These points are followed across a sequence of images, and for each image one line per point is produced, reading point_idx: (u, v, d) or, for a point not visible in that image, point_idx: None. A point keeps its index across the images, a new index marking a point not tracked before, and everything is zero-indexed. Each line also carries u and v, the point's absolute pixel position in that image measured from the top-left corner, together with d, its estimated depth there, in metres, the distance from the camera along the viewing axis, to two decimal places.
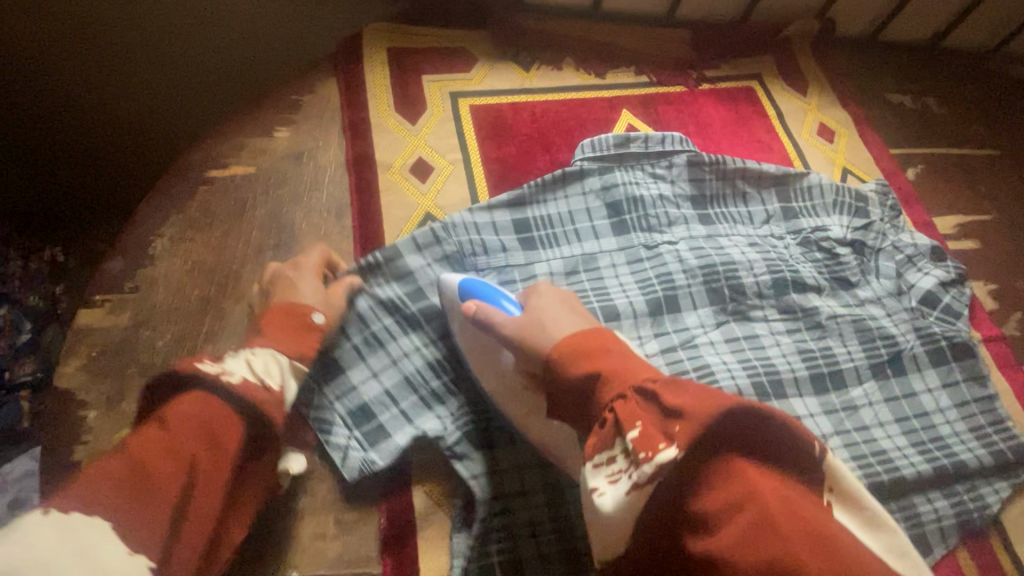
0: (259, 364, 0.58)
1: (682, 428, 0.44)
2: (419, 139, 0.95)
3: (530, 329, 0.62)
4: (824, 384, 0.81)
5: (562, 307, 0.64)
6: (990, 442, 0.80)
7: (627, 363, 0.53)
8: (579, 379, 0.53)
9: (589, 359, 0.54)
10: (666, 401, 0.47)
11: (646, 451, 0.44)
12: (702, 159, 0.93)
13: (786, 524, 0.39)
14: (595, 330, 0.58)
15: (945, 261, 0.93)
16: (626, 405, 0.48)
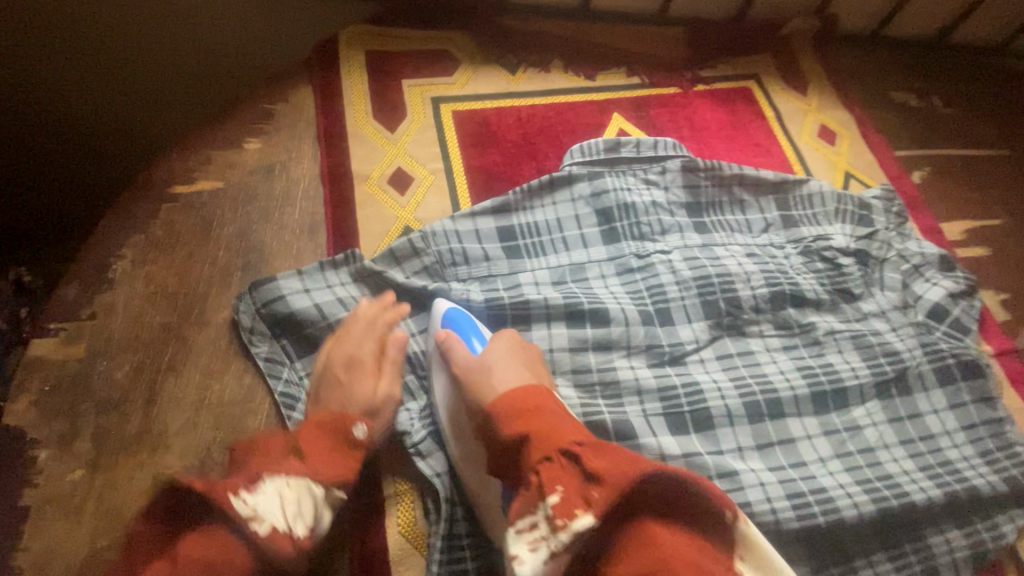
0: (289, 502, 0.52)
1: (600, 494, 0.46)
2: (399, 147, 0.90)
3: (478, 381, 0.62)
4: (825, 402, 0.76)
5: (510, 356, 0.64)
6: (1001, 467, 0.75)
7: (556, 423, 0.52)
8: (508, 439, 0.52)
9: (519, 418, 0.53)
10: (588, 462, 0.48)
11: (563, 517, 0.46)
12: (697, 165, 0.89)
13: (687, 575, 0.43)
14: (536, 386, 0.57)
15: (954, 271, 0.88)
16: (553, 468, 0.48)
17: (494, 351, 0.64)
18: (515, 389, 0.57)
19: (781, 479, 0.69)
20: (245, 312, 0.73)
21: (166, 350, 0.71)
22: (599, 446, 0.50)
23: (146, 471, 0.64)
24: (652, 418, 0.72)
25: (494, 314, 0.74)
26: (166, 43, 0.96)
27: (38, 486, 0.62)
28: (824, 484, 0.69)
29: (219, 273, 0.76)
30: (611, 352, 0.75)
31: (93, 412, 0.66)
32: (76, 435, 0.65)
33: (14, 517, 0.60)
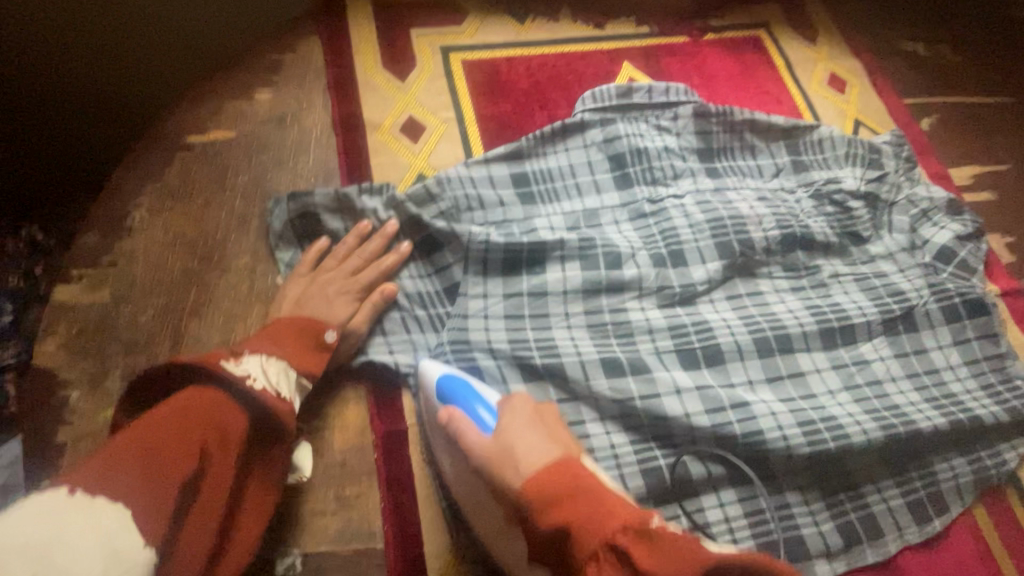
0: (272, 371, 0.57)
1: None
2: (409, 96, 0.90)
3: (499, 460, 0.52)
4: (834, 338, 0.78)
5: (532, 425, 0.55)
6: (1003, 399, 0.77)
7: (602, 511, 0.46)
8: (548, 534, 0.46)
9: (559, 508, 0.47)
10: (640, 564, 0.42)
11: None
12: (709, 110, 0.89)
13: None
14: (567, 460, 0.50)
15: (962, 214, 0.89)
16: (602, 570, 0.43)
17: (510, 421, 0.55)
18: (545, 468, 0.49)
19: (792, 409, 0.71)
20: (278, 216, 0.76)
21: (189, 295, 0.72)
22: (648, 535, 0.44)
23: None
24: (665, 355, 0.74)
25: (510, 254, 0.75)
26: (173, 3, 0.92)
27: (72, 423, 0.64)
28: (833, 413, 0.72)
29: (237, 220, 0.77)
30: (624, 293, 0.76)
31: (121, 354, 0.67)
32: (106, 375, 0.66)
33: (53, 451, 0.62)
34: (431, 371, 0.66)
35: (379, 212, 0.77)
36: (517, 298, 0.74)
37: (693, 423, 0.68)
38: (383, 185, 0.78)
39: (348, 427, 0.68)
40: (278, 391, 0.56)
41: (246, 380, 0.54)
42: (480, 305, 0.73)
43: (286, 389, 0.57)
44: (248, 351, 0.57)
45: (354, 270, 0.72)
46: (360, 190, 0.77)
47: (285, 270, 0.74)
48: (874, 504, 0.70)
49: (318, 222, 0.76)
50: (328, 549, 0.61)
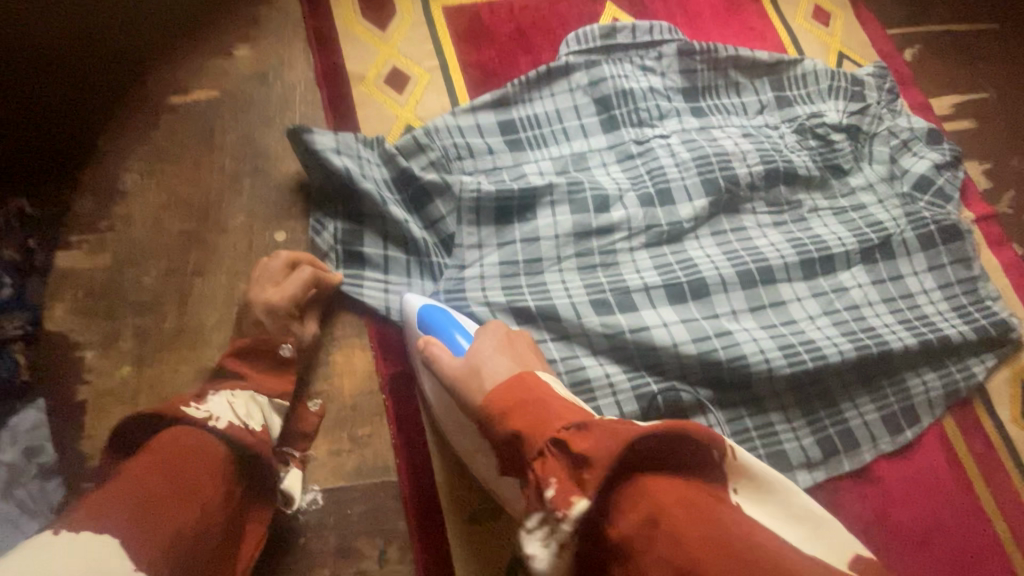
0: (251, 408, 0.57)
1: (592, 475, 0.42)
2: (391, 46, 0.89)
3: (468, 378, 0.58)
4: (813, 268, 0.81)
5: (495, 347, 0.60)
6: (971, 319, 0.82)
7: (547, 411, 0.49)
8: (507, 441, 0.49)
9: (511, 416, 0.49)
10: (575, 447, 0.44)
11: (563, 507, 0.42)
12: (692, 48, 0.89)
13: (691, 536, 0.39)
14: (523, 376, 0.54)
15: (941, 144, 0.91)
16: (545, 461, 0.45)
17: (483, 346, 0.60)
18: (505, 381, 0.54)
19: (773, 335, 0.76)
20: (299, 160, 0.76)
21: (190, 255, 0.73)
22: (586, 425, 0.45)
23: (191, 363, 0.69)
24: (653, 291, 0.76)
25: (502, 202, 0.77)
26: None
27: (91, 381, 0.67)
28: (812, 337, 0.76)
29: (228, 180, 0.77)
30: (613, 235, 0.79)
31: (130, 314, 0.70)
32: (118, 335, 0.69)
33: (77, 407, 0.66)
34: (413, 303, 0.70)
35: (375, 169, 0.76)
36: (511, 245, 0.77)
37: (680, 352, 0.72)
38: (378, 139, 0.78)
39: (356, 372, 0.71)
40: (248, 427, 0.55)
41: (209, 424, 0.52)
42: (475, 254, 0.76)
43: (257, 423, 0.56)
44: (211, 391, 0.56)
45: (355, 213, 0.75)
46: (359, 139, 0.77)
47: (314, 225, 0.75)
48: (851, 419, 0.75)
49: (324, 162, 0.73)
50: (346, 485, 0.66)
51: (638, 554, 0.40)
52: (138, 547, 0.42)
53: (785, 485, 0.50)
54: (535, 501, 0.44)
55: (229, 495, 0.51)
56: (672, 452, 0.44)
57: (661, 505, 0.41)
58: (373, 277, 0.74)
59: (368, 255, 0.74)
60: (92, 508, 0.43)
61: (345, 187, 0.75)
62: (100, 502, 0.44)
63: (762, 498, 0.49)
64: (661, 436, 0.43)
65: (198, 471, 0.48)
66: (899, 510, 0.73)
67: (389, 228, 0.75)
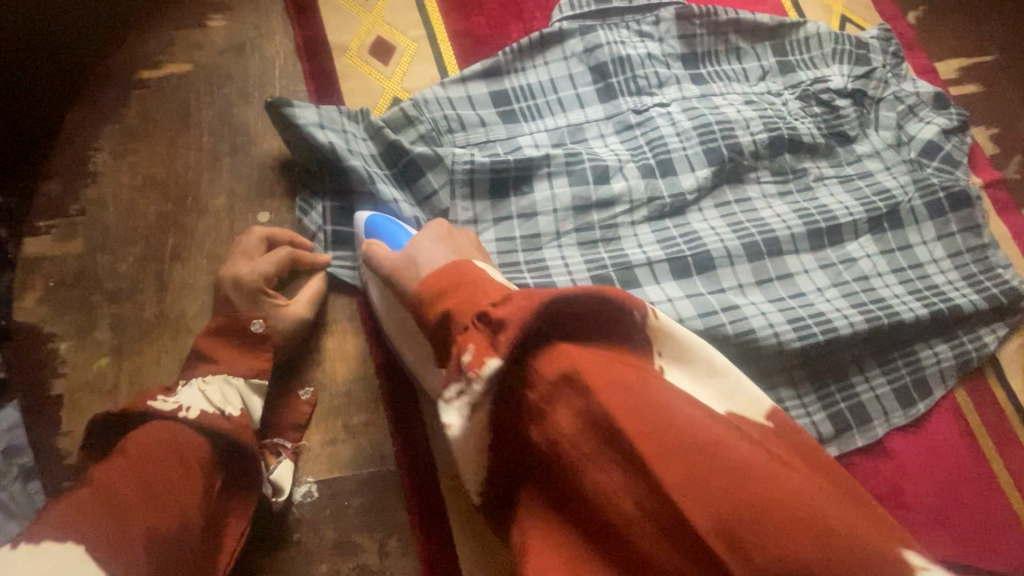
0: (227, 394, 0.55)
1: (507, 334, 0.39)
2: (376, 15, 0.84)
3: (405, 270, 0.57)
4: (821, 239, 0.79)
5: (435, 239, 0.58)
6: (982, 287, 0.79)
7: (476, 291, 0.45)
8: (436, 323, 0.46)
9: (445, 297, 0.46)
10: (494, 313, 0.41)
11: (475, 367, 0.40)
12: (691, 12, 0.85)
13: (610, 391, 0.36)
14: (458, 262, 0.49)
15: (948, 108, 0.88)
16: (468, 332, 0.42)
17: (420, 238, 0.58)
18: (437, 268, 0.49)
19: (782, 309, 0.73)
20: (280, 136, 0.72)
21: (167, 239, 0.69)
22: (509, 295, 0.42)
23: (173, 353, 0.65)
24: (656, 266, 0.73)
25: (497, 176, 0.73)
26: None
27: (66, 375, 0.63)
28: (822, 309, 0.74)
29: (206, 159, 0.73)
30: (614, 208, 0.75)
31: (106, 303, 0.66)
32: (93, 325, 0.65)
33: (53, 402, 0.62)
34: (360, 216, 0.68)
35: (362, 144, 0.72)
36: (507, 222, 0.73)
37: (686, 327, 0.69)
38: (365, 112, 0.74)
39: (348, 357, 0.68)
40: (223, 412, 0.53)
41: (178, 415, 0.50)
42: (471, 232, 0.73)
43: (234, 408, 0.54)
44: (182, 382, 0.54)
45: (342, 190, 0.71)
46: (343, 114, 0.73)
47: (302, 206, 0.71)
48: (862, 393, 0.73)
49: (306, 138, 0.68)
50: (341, 475, 0.63)
51: (550, 411, 0.38)
52: (106, 556, 0.40)
53: (714, 356, 0.45)
54: (452, 371, 0.42)
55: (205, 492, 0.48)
56: (597, 311, 0.41)
57: (575, 364, 0.38)
58: (365, 260, 0.70)
59: (360, 237, 0.70)
60: (56, 515, 0.40)
61: (331, 163, 0.70)
62: (64, 511, 0.41)
63: (688, 365, 0.45)
64: (582, 295, 0.41)
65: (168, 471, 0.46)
66: (913, 483, 0.71)
67: (378, 206, 0.71)
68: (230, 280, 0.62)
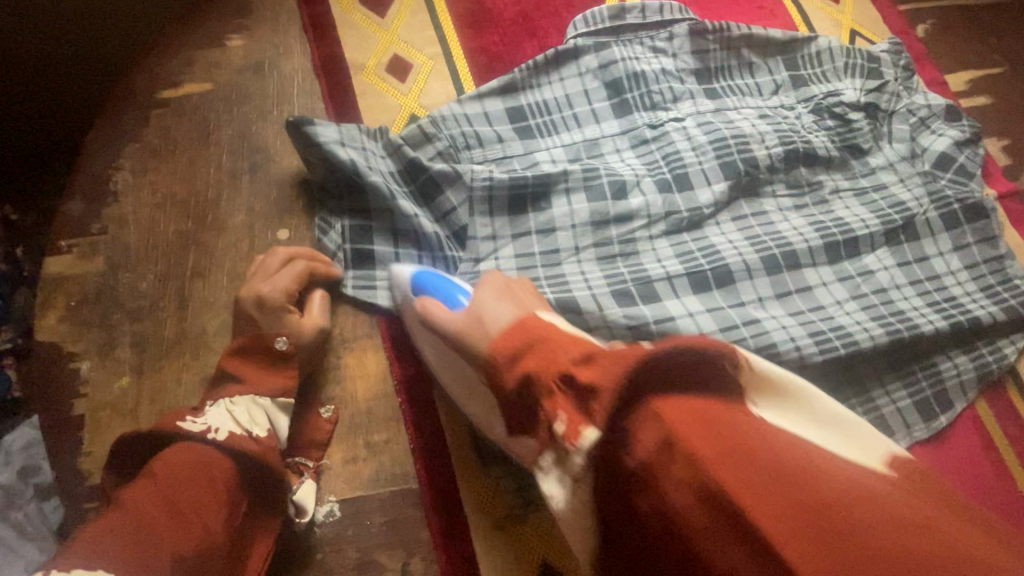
0: (255, 414, 0.54)
1: (598, 404, 0.39)
2: (392, 33, 0.85)
3: (470, 328, 0.54)
4: (838, 251, 0.79)
5: (496, 293, 0.56)
6: (1000, 298, 0.79)
7: (556, 350, 0.44)
8: (514, 384, 0.45)
9: (520, 359, 0.45)
10: (579, 378, 0.41)
11: (572, 440, 0.40)
12: (705, 27, 0.86)
13: (702, 446, 0.35)
14: (525, 318, 0.49)
15: (960, 120, 0.89)
16: (556, 400, 0.42)
17: (479, 291, 0.57)
18: (506, 328, 0.49)
19: (801, 323, 0.73)
20: (300, 154, 0.72)
21: (188, 257, 0.69)
22: (591, 357, 0.42)
23: (194, 371, 0.65)
24: (675, 280, 0.73)
25: (515, 192, 0.73)
26: None
27: (87, 394, 0.62)
28: (841, 322, 0.74)
29: (226, 177, 0.73)
30: (632, 223, 0.76)
31: (127, 321, 0.65)
32: (114, 344, 0.64)
33: (74, 422, 0.62)
34: (402, 271, 0.67)
35: (381, 162, 0.72)
36: (525, 237, 0.74)
37: None
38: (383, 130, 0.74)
39: (369, 374, 0.68)
40: (250, 434, 0.52)
41: (207, 437, 0.50)
42: (489, 247, 0.73)
43: (259, 430, 0.53)
44: (210, 402, 0.54)
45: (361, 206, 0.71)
46: (362, 132, 0.73)
47: (320, 225, 0.72)
48: (883, 406, 0.73)
49: (328, 156, 0.69)
50: (364, 494, 0.63)
51: (659, 481, 0.36)
52: None
53: (800, 390, 0.45)
54: (547, 441, 0.43)
55: (233, 508, 0.48)
56: (691, 367, 0.40)
57: (670, 426, 0.37)
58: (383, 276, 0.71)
59: (378, 254, 0.71)
60: (84, 538, 0.41)
61: (350, 180, 0.71)
62: (93, 532, 0.41)
63: (777, 402, 0.44)
64: (672, 354, 0.39)
65: (194, 490, 0.46)
66: None
67: (398, 223, 0.71)
68: (253, 299, 0.62)
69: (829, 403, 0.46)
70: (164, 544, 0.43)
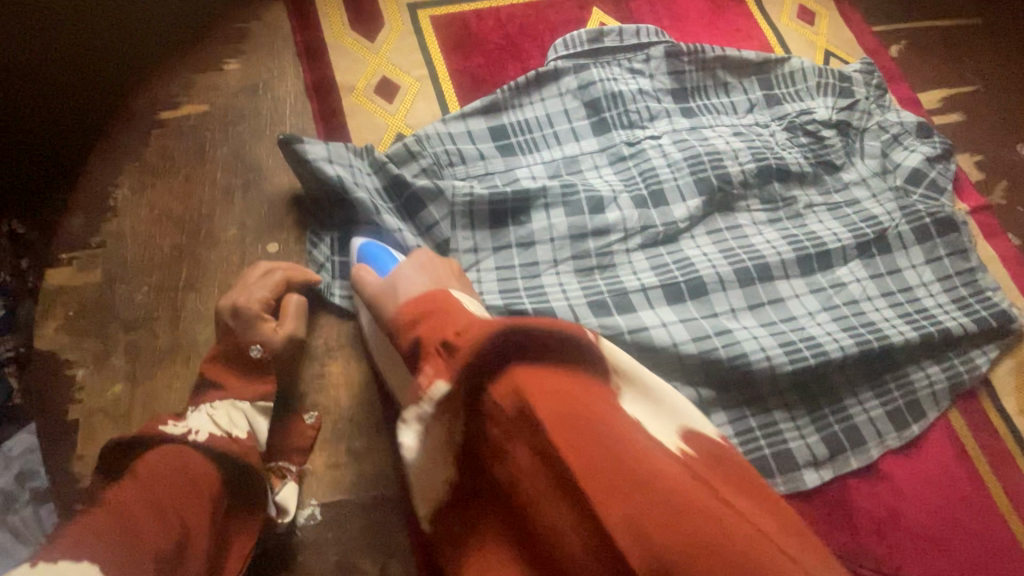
0: (235, 417, 0.57)
1: (462, 356, 0.41)
2: (381, 57, 0.89)
3: (383, 293, 0.57)
4: (811, 264, 0.81)
5: (415, 266, 0.59)
6: (972, 310, 0.81)
7: (449, 314, 0.47)
8: (410, 343, 0.47)
9: (420, 321, 0.48)
10: (459, 340, 0.42)
11: (428, 385, 0.42)
12: (680, 50, 0.90)
13: (548, 409, 0.38)
14: (435, 291, 0.51)
15: (931, 137, 0.91)
16: (432, 356, 0.44)
17: (401, 267, 0.60)
18: (416, 296, 0.52)
19: (774, 333, 0.75)
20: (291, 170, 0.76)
21: (181, 269, 0.73)
22: (475, 323, 0.44)
23: (184, 379, 0.67)
24: (651, 292, 0.76)
25: (495, 207, 0.76)
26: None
27: (81, 401, 0.65)
28: (813, 333, 0.75)
29: (219, 193, 0.77)
30: (609, 236, 0.78)
31: (121, 331, 0.69)
32: (109, 352, 0.67)
33: (68, 426, 0.64)
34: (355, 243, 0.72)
35: (367, 179, 0.76)
36: (506, 251, 0.77)
37: (681, 351, 0.71)
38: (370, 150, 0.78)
39: (353, 382, 0.70)
40: (229, 434, 0.55)
41: (188, 439, 0.52)
42: (471, 260, 0.76)
43: (239, 430, 0.56)
44: (190, 408, 0.57)
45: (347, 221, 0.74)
46: (350, 151, 0.77)
47: (312, 241, 0.75)
48: (856, 415, 0.74)
49: (316, 173, 0.73)
50: (345, 497, 0.65)
51: (511, 445, 0.39)
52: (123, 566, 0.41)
53: (656, 386, 0.48)
54: (415, 396, 0.43)
55: (215, 508, 0.50)
56: (562, 350, 0.42)
57: (524, 392, 0.39)
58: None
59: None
60: (70, 533, 0.41)
61: (338, 195, 0.74)
62: (77, 528, 0.42)
63: (634, 390, 0.47)
64: (544, 328, 0.42)
65: (179, 487, 0.48)
66: (910, 506, 0.72)
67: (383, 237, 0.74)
68: (240, 309, 0.65)
69: (681, 404, 0.49)
70: (153, 534, 0.44)
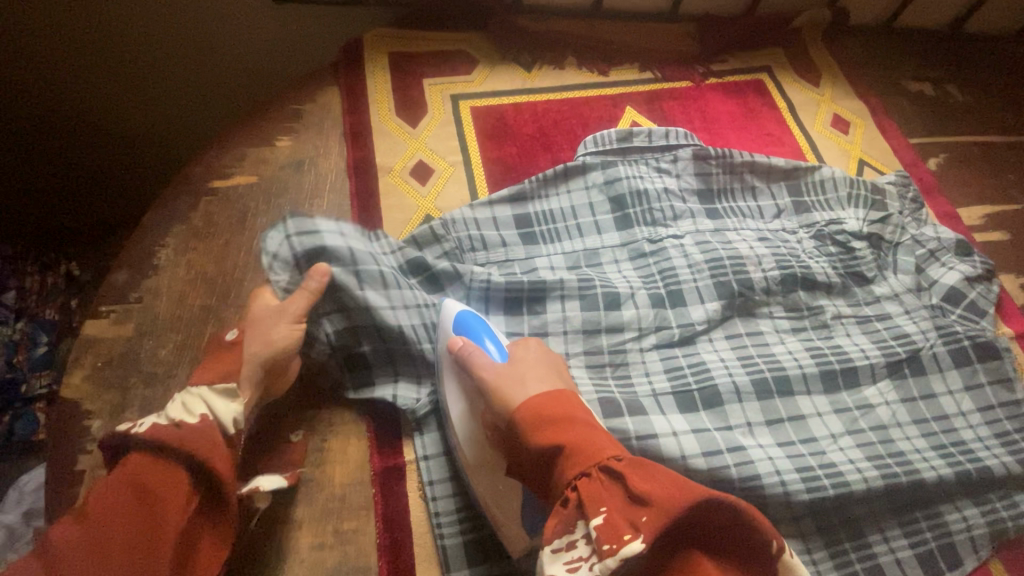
0: (190, 403, 0.57)
1: (649, 520, 0.45)
2: (419, 141, 0.95)
3: (506, 383, 0.61)
4: (835, 380, 0.77)
5: (549, 370, 0.63)
6: (1016, 447, 0.75)
7: (591, 437, 0.52)
8: (543, 449, 0.53)
9: (554, 428, 0.54)
10: (634, 486, 0.48)
11: (614, 543, 0.44)
12: (708, 153, 0.91)
13: None
14: (562, 393, 0.58)
15: (971, 256, 0.88)
16: (589, 482, 0.49)
17: (527, 362, 0.63)
18: (541, 395, 0.57)
19: (790, 454, 0.71)
20: (275, 240, 0.70)
21: (205, 330, 0.76)
22: (639, 466, 0.50)
23: None
24: (661, 397, 0.74)
25: (511, 294, 0.77)
26: (191, 70, 1.06)
27: (90, 451, 0.67)
28: (833, 459, 0.71)
29: (253, 260, 0.82)
30: (623, 334, 0.78)
31: (140, 385, 0.71)
32: (124, 406, 0.70)
33: (70, 478, 0.65)
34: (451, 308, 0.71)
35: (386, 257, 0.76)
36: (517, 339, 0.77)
37: (689, 464, 0.67)
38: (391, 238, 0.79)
39: (349, 461, 0.69)
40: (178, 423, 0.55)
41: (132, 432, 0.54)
42: None
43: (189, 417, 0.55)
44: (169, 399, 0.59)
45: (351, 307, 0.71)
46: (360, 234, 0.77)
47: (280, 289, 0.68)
48: (881, 554, 0.68)
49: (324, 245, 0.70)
50: None
51: None
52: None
53: None
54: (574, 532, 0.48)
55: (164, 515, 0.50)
56: (743, 542, 0.46)
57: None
58: (383, 371, 0.74)
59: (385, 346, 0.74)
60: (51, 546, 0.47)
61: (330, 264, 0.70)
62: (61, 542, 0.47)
63: None
64: (733, 513, 0.46)
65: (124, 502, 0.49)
66: None
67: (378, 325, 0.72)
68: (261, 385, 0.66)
69: None
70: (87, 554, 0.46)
